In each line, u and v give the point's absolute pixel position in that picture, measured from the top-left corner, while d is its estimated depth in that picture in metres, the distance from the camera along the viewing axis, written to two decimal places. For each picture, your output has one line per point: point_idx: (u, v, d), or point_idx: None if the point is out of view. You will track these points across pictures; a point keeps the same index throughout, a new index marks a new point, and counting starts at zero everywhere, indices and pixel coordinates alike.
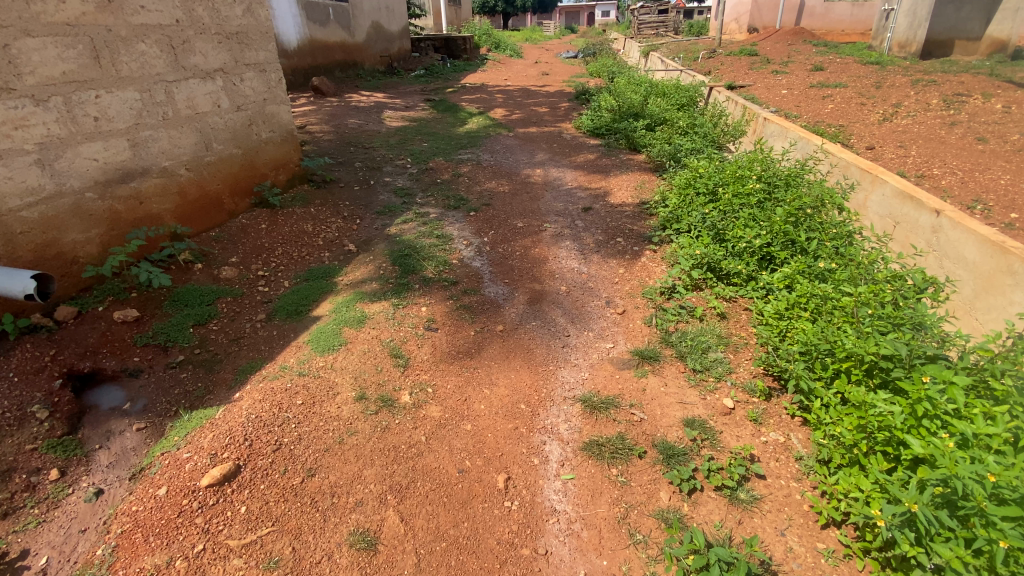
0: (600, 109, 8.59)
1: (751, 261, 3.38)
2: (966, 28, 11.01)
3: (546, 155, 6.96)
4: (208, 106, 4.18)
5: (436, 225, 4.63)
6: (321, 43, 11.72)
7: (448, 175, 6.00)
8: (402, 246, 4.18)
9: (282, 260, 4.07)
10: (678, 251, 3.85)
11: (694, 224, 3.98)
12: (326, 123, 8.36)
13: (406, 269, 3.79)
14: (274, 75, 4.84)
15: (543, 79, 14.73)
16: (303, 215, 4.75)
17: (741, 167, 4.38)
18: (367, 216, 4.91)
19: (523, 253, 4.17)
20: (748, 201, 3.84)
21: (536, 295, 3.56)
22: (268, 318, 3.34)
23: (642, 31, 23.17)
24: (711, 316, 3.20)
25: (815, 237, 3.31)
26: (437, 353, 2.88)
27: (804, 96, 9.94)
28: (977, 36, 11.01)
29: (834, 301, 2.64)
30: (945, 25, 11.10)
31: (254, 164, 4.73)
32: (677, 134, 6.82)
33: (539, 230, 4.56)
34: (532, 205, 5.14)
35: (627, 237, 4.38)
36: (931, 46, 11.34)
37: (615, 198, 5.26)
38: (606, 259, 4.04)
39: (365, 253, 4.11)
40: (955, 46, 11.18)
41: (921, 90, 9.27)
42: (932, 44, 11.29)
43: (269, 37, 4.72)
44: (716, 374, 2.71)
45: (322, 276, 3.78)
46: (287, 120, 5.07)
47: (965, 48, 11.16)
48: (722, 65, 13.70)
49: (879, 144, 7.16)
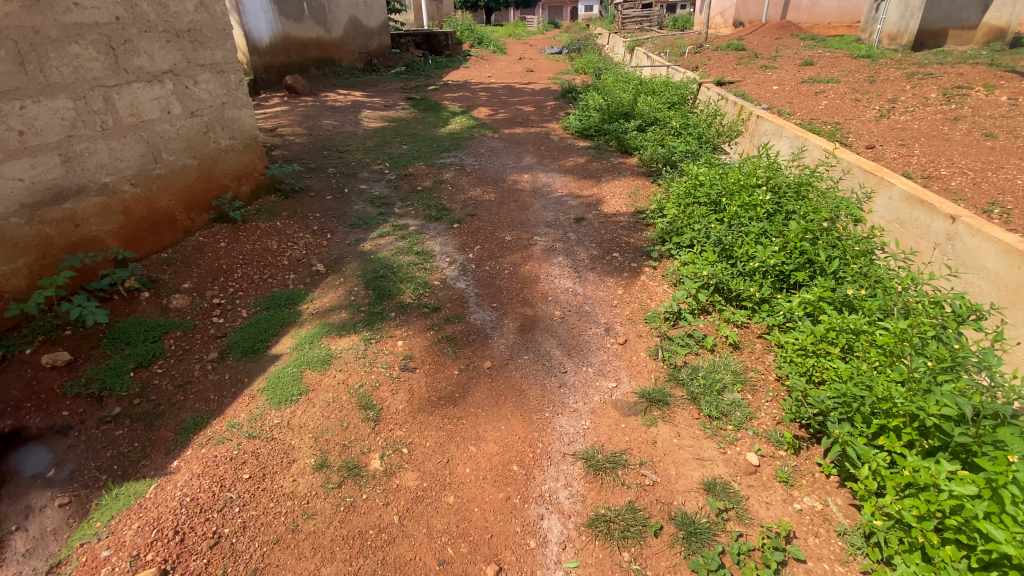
0: (588, 109, 8.23)
1: (765, 281, 3.06)
2: (964, 16, 11.06)
3: (534, 158, 6.59)
4: (155, 113, 3.71)
5: (416, 239, 4.23)
6: (296, 39, 11.18)
7: (429, 181, 5.59)
8: (377, 265, 3.77)
9: (242, 284, 3.64)
10: (681, 268, 3.53)
11: (698, 238, 3.65)
12: (299, 124, 7.88)
13: (380, 293, 3.39)
14: (234, 77, 4.38)
15: (529, 76, 14.33)
16: (267, 231, 4.32)
17: (745, 172, 4.05)
18: (340, 230, 4.48)
19: (512, 271, 3.79)
20: (757, 211, 3.51)
21: (527, 322, 3.19)
22: (221, 357, 2.93)
23: (626, 25, 22.92)
24: (723, 347, 2.87)
25: (836, 256, 2.99)
26: (414, 402, 2.49)
27: (796, 92, 9.69)
28: (974, 24, 11.08)
29: (870, 338, 2.32)
30: (941, 15, 11.08)
31: (211, 176, 4.27)
32: (670, 135, 6.51)
33: (529, 244, 4.18)
34: (521, 216, 4.76)
35: (624, 252, 4.03)
36: (923, 37, 11.24)
37: (609, 206, 4.91)
38: (603, 277, 3.68)
39: (336, 275, 3.70)
40: (949, 36, 11.21)
41: (916, 84, 9.07)
42: (925, 35, 11.19)
43: (227, 34, 4.25)
44: (734, 421, 2.37)
45: (285, 303, 3.37)
46: (249, 126, 4.61)
47: (961, 38, 11.24)
48: (710, 60, 13.42)
49: (879, 143, 6.91)
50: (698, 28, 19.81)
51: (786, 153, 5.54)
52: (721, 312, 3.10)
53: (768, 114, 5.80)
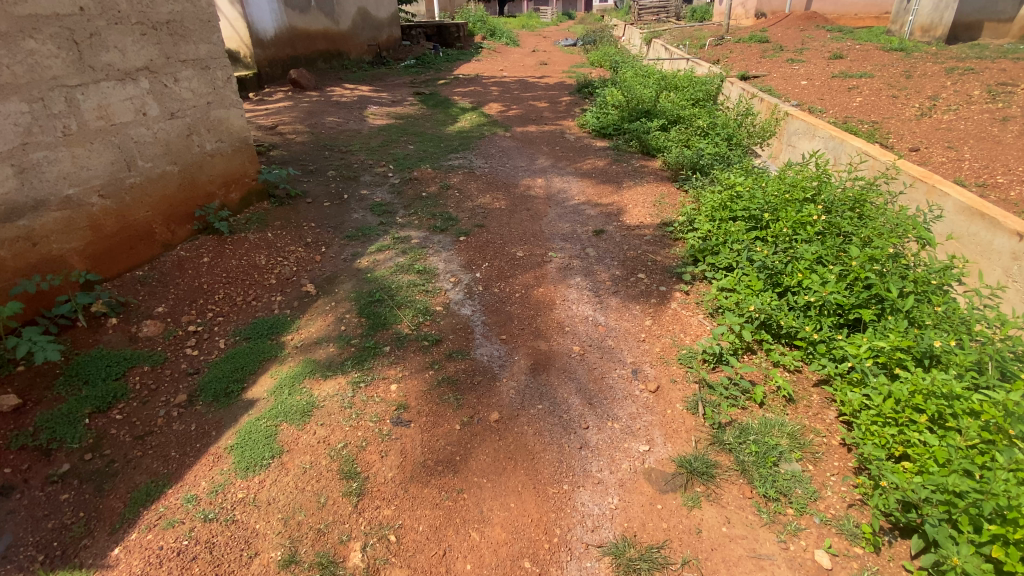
0: (606, 106, 7.74)
1: (823, 318, 2.62)
2: (999, 8, 10.37)
3: (548, 160, 6.15)
4: (129, 114, 3.36)
5: (418, 255, 3.82)
6: (302, 31, 10.80)
7: (435, 186, 5.17)
8: (374, 286, 3.37)
9: (223, 308, 3.27)
10: (720, 295, 3.10)
11: (738, 260, 3.22)
12: (301, 122, 7.50)
13: (374, 321, 2.99)
14: (221, 73, 4.02)
15: (542, 69, 13.79)
16: (256, 244, 3.95)
17: (790, 182, 3.58)
18: (335, 242, 4.08)
19: (524, 294, 3.38)
20: (808, 230, 3.06)
21: (540, 360, 2.77)
22: (190, 402, 2.56)
23: (641, 16, 22.29)
24: (775, 401, 2.45)
25: (910, 290, 2.53)
26: (406, 467, 2.09)
27: (827, 88, 9.10)
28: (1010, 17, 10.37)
29: (970, 408, 1.88)
30: (975, 6, 10.42)
31: (195, 183, 3.91)
32: (695, 135, 6.05)
33: (542, 262, 3.76)
34: (534, 227, 4.33)
35: (650, 272, 3.58)
36: (958, 30, 10.60)
37: (632, 217, 4.46)
38: (628, 303, 3.24)
39: (327, 297, 3.30)
40: (984, 29, 10.51)
41: (957, 80, 8.45)
42: (960, 27, 10.55)
43: (212, 26, 3.89)
44: (795, 504, 1.96)
45: (268, 332, 2.99)
46: (238, 127, 4.23)
47: (996, 31, 10.51)
48: (732, 53, 12.79)
49: (924, 145, 6.36)
50: (718, 19, 19.11)
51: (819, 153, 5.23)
52: (769, 354, 2.69)
53: (799, 112, 5.48)
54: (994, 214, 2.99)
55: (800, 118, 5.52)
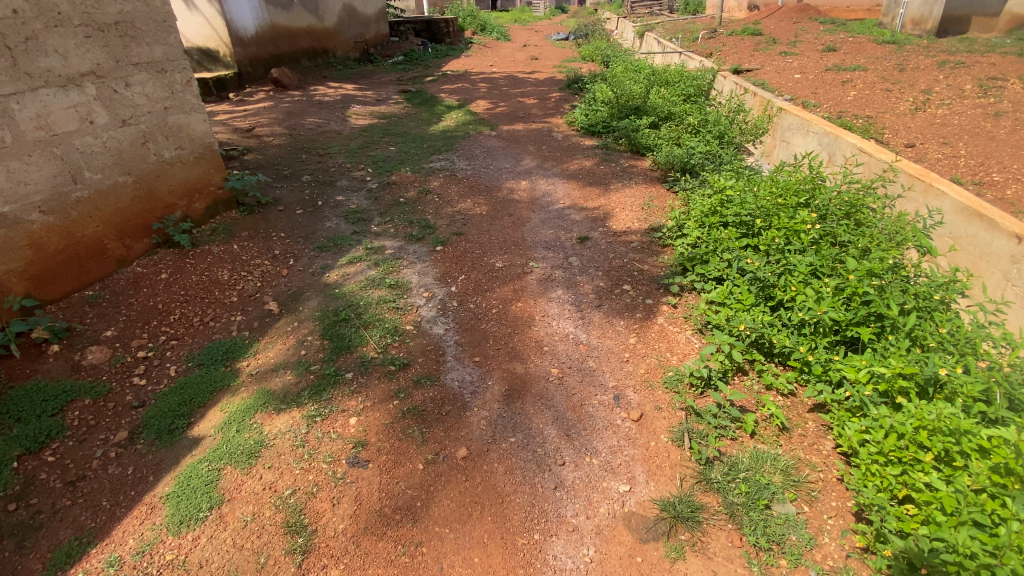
0: (595, 103, 7.51)
1: (818, 337, 2.43)
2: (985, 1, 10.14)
3: (534, 161, 5.93)
4: (73, 123, 3.14)
5: (391, 266, 3.61)
6: (285, 29, 10.52)
7: (414, 191, 4.94)
8: (341, 303, 3.16)
9: (178, 330, 3.06)
10: (709, 310, 2.91)
11: (728, 271, 3.02)
12: (280, 123, 7.24)
13: (338, 343, 2.78)
14: (179, 76, 3.78)
15: (532, 65, 13.53)
16: (219, 257, 3.72)
17: (782, 185, 3.38)
18: (304, 254, 3.86)
19: (501, 309, 3.17)
20: (802, 238, 2.86)
21: (515, 384, 2.56)
22: (130, 440, 2.36)
23: (633, 9, 22.03)
24: (768, 429, 2.25)
25: (913, 306, 2.33)
26: (360, 518, 1.90)
27: (821, 81, 8.90)
28: (995, 11, 10.11)
29: (980, 447, 1.70)
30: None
31: (153, 195, 3.69)
32: (686, 133, 5.85)
33: (522, 273, 3.55)
34: (516, 235, 4.12)
35: (636, 282, 3.38)
36: (947, 23, 10.40)
37: (618, 222, 4.26)
38: (611, 318, 3.03)
39: (290, 315, 3.08)
40: (971, 23, 10.30)
41: (952, 72, 8.27)
42: (949, 20, 10.35)
43: (168, 27, 3.66)
44: (789, 554, 1.77)
45: (223, 357, 2.79)
46: (200, 133, 4.00)
47: (983, 25, 10.28)
48: (725, 46, 12.57)
49: (920, 141, 6.18)
50: (710, 12, 18.85)
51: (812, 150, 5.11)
52: (761, 376, 2.49)
53: (792, 107, 5.32)
54: (991, 214, 2.81)
55: (791, 114, 5.38)
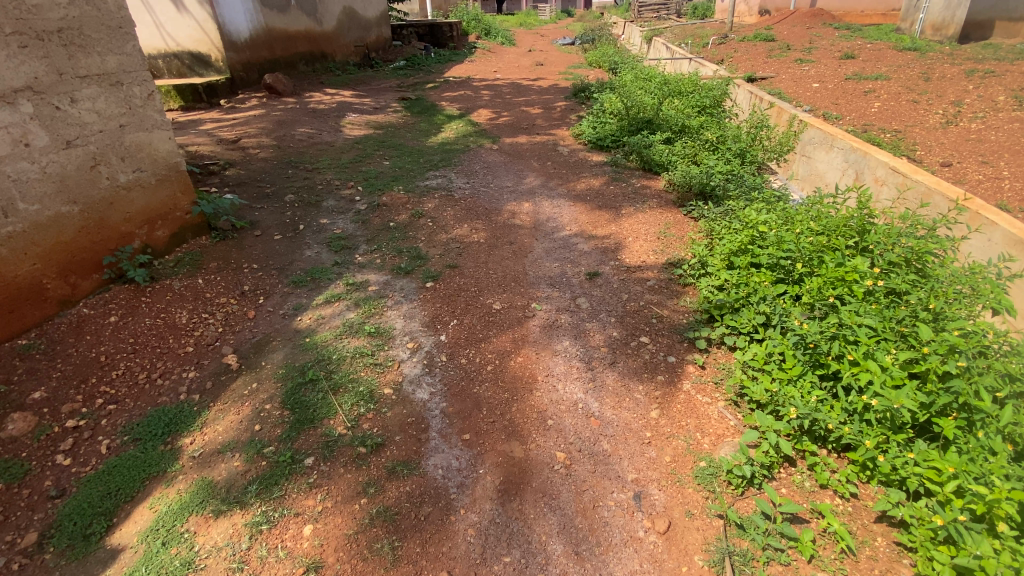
0: (603, 114, 7.05)
1: (887, 426, 1.99)
2: (1009, 7, 9.62)
3: (537, 178, 5.48)
4: (3, 147, 2.72)
5: (373, 307, 3.15)
6: (281, 33, 10.13)
7: (406, 214, 4.49)
8: (310, 357, 2.70)
9: (120, 390, 2.62)
10: (745, 377, 2.46)
11: (768, 327, 2.58)
12: (268, 133, 6.82)
13: (301, 416, 2.32)
14: (138, 90, 3.36)
15: (537, 71, 13.06)
16: (180, 294, 3.28)
17: (826, 221, 2.94)
18: (277, 291, 3.41)
19: (498, 365, 2.69)
20: (856, 293, 2.43)
21: (512, 474, 2.10)
22: (39, 547, 1.91)
23: (640, 14, 21.65)
24: (828, 550, 1.79)
25: (1010, 395, 1.88)
26: None
27: (840, 91, 8.41)
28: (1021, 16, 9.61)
29: None
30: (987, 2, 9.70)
31: (105, 224, 3.26)
32: (703, 149, 5.43)
33: (524, 317, 3.09)
34: (517, 269, 3.65)
35: (655, 334, 2.90)
36: (969, 28, 9.85)
37: (632, 254, 3.79)
38: (628, 381, 2.57)
39: (249, 373, 2.63)
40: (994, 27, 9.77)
41: (981, 83, 7.77)
42: (971, 26, 9.79)
43: (124, 35, 3.24)
44: None
45: (167, 432, 2.34)
46: (163, 152, 3.57)
47: (1007, 29, 9.75)
48: (736, 53, 12.11)
49: (956, 160, 5.70)
50: (720, 17, 18.36)
51: (837, 167, 4.80)
52: (815, 470, 2.05)
53: (816, 121, 5.01)
54: None
55: (815, 127, 5.07)
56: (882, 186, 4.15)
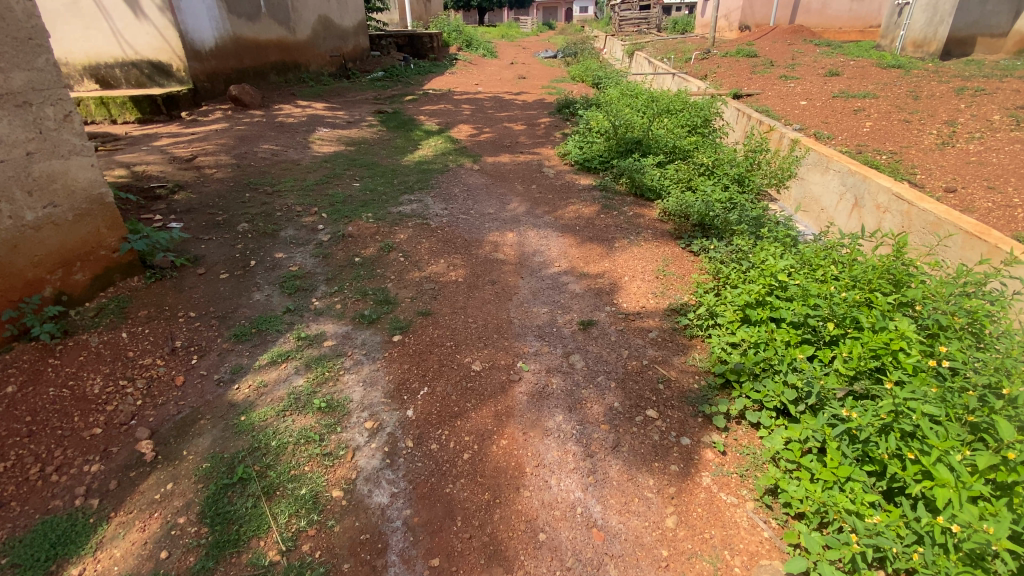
0: (590, 132, 6.68)
1: (969, 556, 1.58)
2: (993, 23, 9.58)
3: (522, 203, 5.05)
4: None
5: (329, 371, 2.65)
6: (250, 41, 9.59)
7: (374, 247, 3.99)
8: (242, 446, 2.20)
9: (5, 489, 2.07)
10: (777, 470, 2.04)
11: (800, 404, 2.18)
12: (228, 150, 6.27)
13: (221, 537, 1.83)
14: (52, 111, 2.83)
15: (519, 84, 12.72)
16: (96, 354, 2.73)
17: (856, 271, 2.56)
18: (214, 347, 2.88)
19: (477, 450, 2.21)
20: (907, 367, 2.04)
21: None
22: None
23: (622, 27, 21.60)
24: None
25: None
26: None
27: (830, 109, 8.19)
28: (1003, 32, 9.62)
29: None
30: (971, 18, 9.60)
31: (6, 272, 2.71)
32: (698, 173, 5.07)
33: (507, 379, 2.61)
34: (500, 316, 3.18)
35: (663, 404, 2.44)
36: (952, 45, 9.79)
37: (629, 297, 3.36)
38: (634, 472, 2.11)
39: (165, 470, 2.12)
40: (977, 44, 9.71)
41: (971, 102, 7.62)
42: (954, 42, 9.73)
43: (37, 48, 2.73)
44: None
45: (51, 556, 1.83)
46: (83, 183, 3.03)
47: (989, 46, 9.72)
48: (720, 68, 11.95)
49: (959, 185, 5.44)
50: (701, 31, 18.33)
51: (834, 189, 4.70)
52: None
53: (815, 144, 4.96)
54: None
55: (808, 149, 4.97)
56: (885, 212, 4.07)
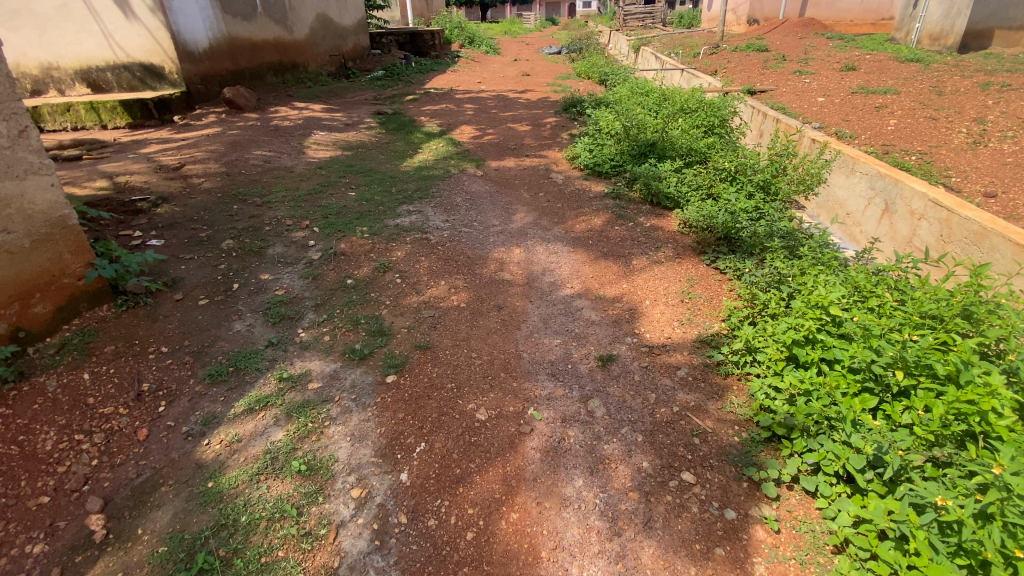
0: (600, 134, 6.33)
1: None
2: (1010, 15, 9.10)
3: (529, 214, 4.70)
4: None
5: (312, 421, 2.31)
6: (246, 41, 9.25)
7: (368, 266, 3.65)
8: (206, 523, 1.87)
9: None
10: (848, 558, 1.70)
11: (868, 471, 1.83)
12: (219, 157, 5.94)
13: None
14: (3, 126, 2.51)
15: (522, 82, 12.32)
16: (53, 401, 2.40)
17: (926, 305, 2.19)
18: (186, 390, 2.55)
19: (483, 527, 1.87)
20: (1001, 432, 1.69)
21: None
22: None
23: (627, 23, 21.24)
24: None
25: None
26: None
27: (850, 106, 7.76)
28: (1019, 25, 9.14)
29: None
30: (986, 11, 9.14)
31: None
32: (718, 179, 4.72)
33: (517, 431, 2.26)
34: (508, 349, 2.82)
35: (700, 466, 2.09)
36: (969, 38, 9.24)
37: (652, 325, 3.01)
38: (671, 558, 1.76)
39: (115, 556, 1.81)
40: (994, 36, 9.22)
41: (1000, 98, 7.19)
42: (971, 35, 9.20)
43: None
44: None
45: None
46: (41, 205, 2.71)
47: (1006, 39, 9.25)
48: (730, 63, 11.53)
49: (1000, 189, 5.04)
50: (708, 26, 17.87)
51: (862, 193, 4.32)
52: None
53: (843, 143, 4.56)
54: None
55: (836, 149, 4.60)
56: (922, 219, 3.69)
